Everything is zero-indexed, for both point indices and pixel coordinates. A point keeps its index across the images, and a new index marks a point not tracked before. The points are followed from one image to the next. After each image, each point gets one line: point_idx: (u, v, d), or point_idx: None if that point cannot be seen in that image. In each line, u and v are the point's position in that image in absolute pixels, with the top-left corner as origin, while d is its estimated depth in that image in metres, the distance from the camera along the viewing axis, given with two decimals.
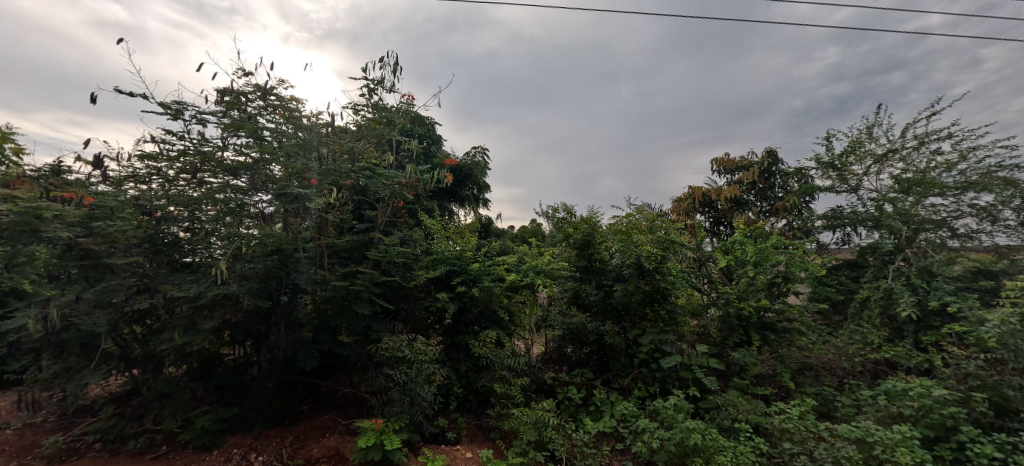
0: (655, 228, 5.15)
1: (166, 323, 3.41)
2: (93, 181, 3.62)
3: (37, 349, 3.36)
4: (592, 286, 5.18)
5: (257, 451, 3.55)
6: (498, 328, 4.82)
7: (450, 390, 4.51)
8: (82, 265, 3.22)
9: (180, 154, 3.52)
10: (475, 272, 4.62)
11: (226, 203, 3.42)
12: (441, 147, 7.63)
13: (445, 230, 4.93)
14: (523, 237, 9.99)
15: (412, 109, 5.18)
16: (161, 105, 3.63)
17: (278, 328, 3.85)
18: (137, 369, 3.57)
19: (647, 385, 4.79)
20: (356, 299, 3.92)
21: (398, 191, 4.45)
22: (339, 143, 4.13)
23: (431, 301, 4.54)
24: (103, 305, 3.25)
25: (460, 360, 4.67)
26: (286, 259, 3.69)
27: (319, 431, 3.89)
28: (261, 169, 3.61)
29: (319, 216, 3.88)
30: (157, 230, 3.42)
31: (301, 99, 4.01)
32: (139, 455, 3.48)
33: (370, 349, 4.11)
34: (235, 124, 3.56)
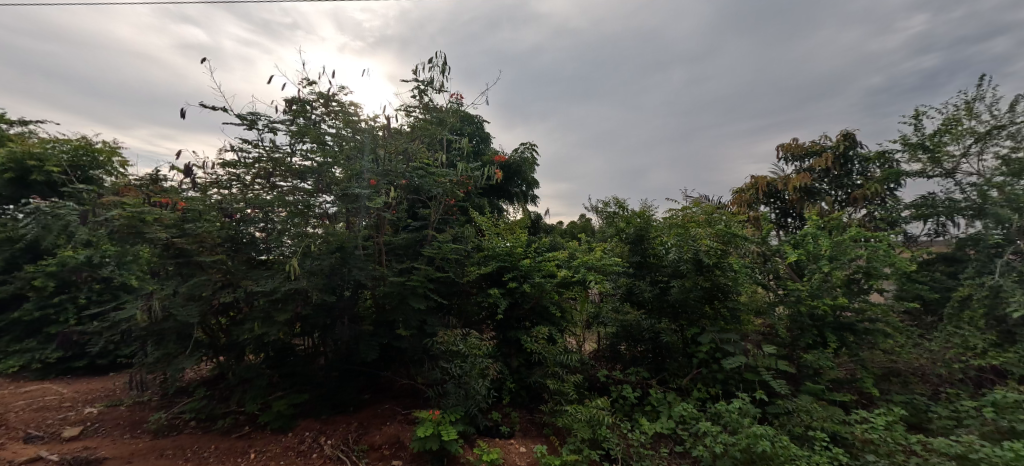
0: (714, 220, 4.90)
1: (247, 314, 3.76)
2: (183, 187, 3.98)
3: (143, 336, 3.82)
4: (647, 282, 5.02)
5: (326, 435, 3.81)
6: (550, 324, 4.81)
7: (503, 385, 4.56)
8: (178, 263, 3.61)
9: (255, 161, 3.83)
10: (526, 268, 4.63)
11: (295, 205, 3.67)
12: (489, 145, 7.71)
13: (496, 227, 4.99)
14: (572, 233, 9.87)
15: (461, 107, 5.25)
16: (238, 117, 3.96)
17: (342, 321, 4.09)
18: (223, 356, 3.95)
19: (708, 387, 4.55)
20: (412, 294, 4.06)
21: (449, 189, 4.53)
22: (395, 144, 4.29)
23: (483, 296, 4.60)
24: (195, 298, 3.63)
25: (512, 356, 4.71)
26: (347, 256, 3.84)
27: (380, 419, 4.09)
28: (326, 172, 3.84)
29: (376, 215, 4.06)
30: (237, 231, 3.73)
31: (358, 103, 4.19)
32: (226, 433, 3.86)
33: (426, 343, 4.25)
34: (301, 131, 3.81)
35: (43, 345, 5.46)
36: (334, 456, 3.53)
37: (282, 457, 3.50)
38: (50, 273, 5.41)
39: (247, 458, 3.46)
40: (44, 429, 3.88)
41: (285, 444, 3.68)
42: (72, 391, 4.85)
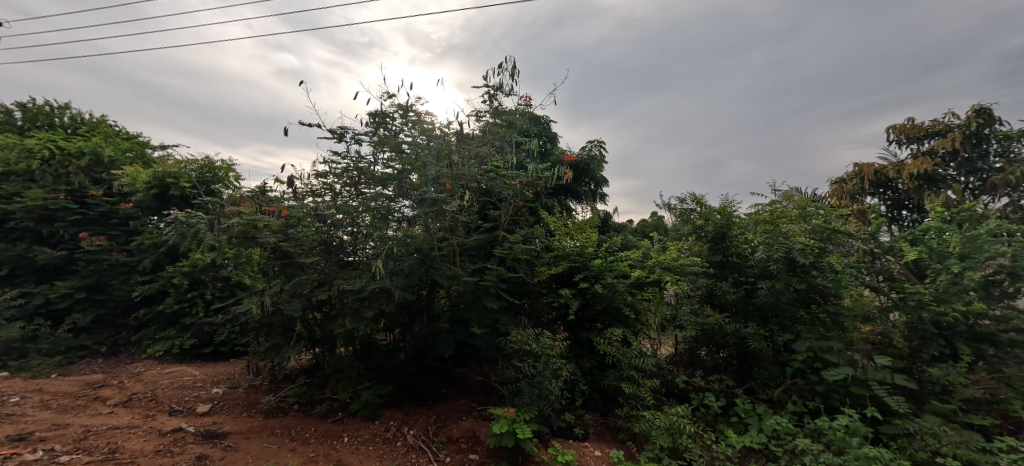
0: (809, 215, 4.43)
1: (339, 310, 4.12)
2: (285, 196, 4.46)
3: (257, 328, 4.36)
4: (729, 283, 4.68)
5: (409, 425, 4.05)
6: (623, 326, 4.68)
7: (576, 386, 4.52)
8: (283, 264, 4.06)
9: (344, 171, 4.21)
10: (598, 268, 4.59)
11: (377, 210, 3.95)
12: (556, 144, 7.68)
13: (566, 227, 4.98)
14: (644, 231, 9.48)
15: (530, 110, 5.32)
16: (330, 131, 4.36)
17: (422, 318, 4.33)
18: (319, 348, 4.37)
19: (805, 400, 4.11)
20: (486, 293, 4.20)
21: (519, 191, 4.60)
22: (467, 149, 4.46)
23: (553, 296, 4.61)
24: (297, 295, 4.06)
25: (584, 357, 4.64)
26: (425, 257, 4.07)
27: (457, 414, 4.26)
28: (404, 178, 4.09)
29: (451, 218, 4.22)
30: (330, 235, 4.10)
31: (434, 113, 4.42)
32: (323, 418, 4.26)
33: (499, 341, 4.35)
34: (381, 141, 4.12)
35: (180, 334, 6.49)
36: (417, 446, 3.74)
37: (371, 442, 3.79)
38: (185, 273, 6.39)
39: (341, 441, 3.80)
40: (183, 404, 4.59)
41: (373, 431, 3.97)
42: (202, 373, 5.68)
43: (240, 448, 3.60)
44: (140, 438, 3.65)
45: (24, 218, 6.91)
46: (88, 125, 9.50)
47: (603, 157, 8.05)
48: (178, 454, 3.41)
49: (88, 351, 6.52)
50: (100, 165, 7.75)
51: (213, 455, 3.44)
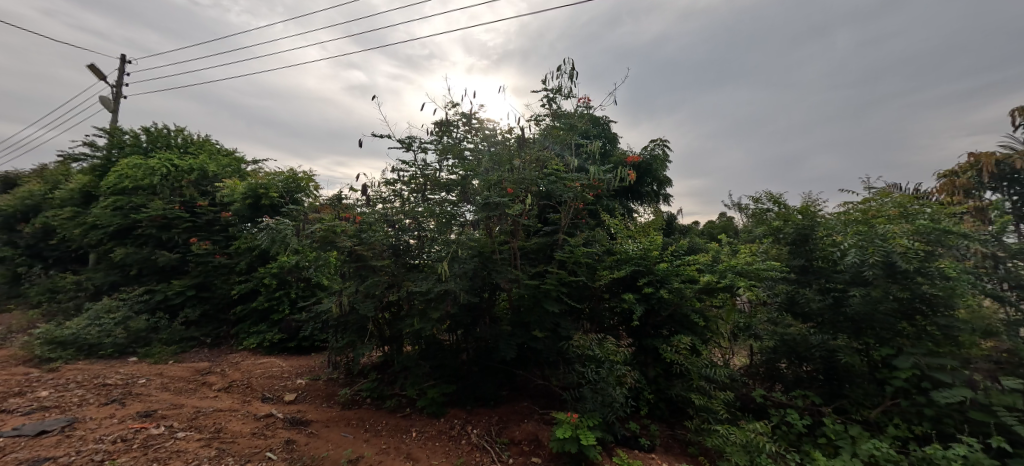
0: (912, 214, 3.93)
1: (407, 311, 4.33)
2: (358, 203, 4.76)
3: (335, 326, 4.71)
4: (814, 290, 4.26)
5: (473, 425, 4.15)
6: (692, 333, 4.44)
7: (640, 394, 4.35)
8: (356, 266, 4.34)
9: (413, 179, 4.46)
10: (664, 272, 4.40)
11: (442, 216, 4.15)
12: (617, 145, 7.53)
13: (628, 230, 4.87)
14: (711, 233, 8.96)
15: (590, 112, 5.31)
16: (399, 141, 4.61)
17: (485, 320, 4.43)
18: (389, 346, 4.62)
19: (910, 424, 3.63)
20: (546, 297, 4.19)
21: (579, 193, 4.50)
22: (528, 154, 4.50)
23: (616, 301, 4.47)
24: (370, 295, 4.32)
25: (648, 365, 4.47)
26: (486, 260, 4.16)
27: (518, 416, 4.29)
28: (468, 184, 4.23)
29: (513, 221, 4.30)
30: (398, 239, 4.31)
31: (496, 119, 4.59)
32: (393, 412, 4.50)
33: (561, 345, 4.32)
34: (446, 149, 4.30)
35: (270, 328, 7.21)
36: (480, 445, 3.82)
37: (437, 439, 3.93)
38: (274, 274, 7.11)
39: (410, 436, 3.98)
40: (273, 392, 5.09)
41: (438, 428, 4.12)
42: (288, 365, 6.26)
43: (321, 435, 3.91)
44: (239, 421, 4.09)
45: (149, 225, 8.06)
46: (196, 144, 10.90)
47: (667, 156, 7.76)
48: (271, 437, 3.78)
49: (197, 342, 7.37)
50: (206, 179, 8.90)
51: (299, 439, 3.77)
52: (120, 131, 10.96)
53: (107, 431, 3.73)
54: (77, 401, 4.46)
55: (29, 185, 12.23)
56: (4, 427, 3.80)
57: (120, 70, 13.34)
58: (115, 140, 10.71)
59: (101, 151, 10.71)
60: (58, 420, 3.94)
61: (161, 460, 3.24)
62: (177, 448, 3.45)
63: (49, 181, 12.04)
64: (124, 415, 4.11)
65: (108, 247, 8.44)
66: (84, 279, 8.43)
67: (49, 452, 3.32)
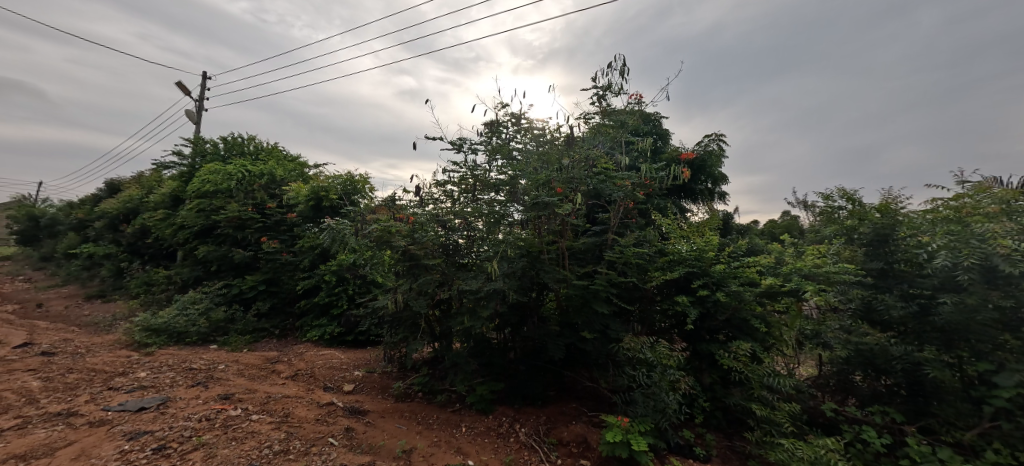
0: (1015, 211, 3.50)
1: (458, 309, 4.44)
2: (411, 204, 4.92)
3: (389, 321, 4.93)
4: (895, 296, 3.85)
5: (521, 423, 4.18)
6: (751, 339, 4.20)
7: (695, 401, 4.17)
8: (409, 265, 4.50)
9: (462, 180, 4.56)
10: (720, 275, 4.22)
11: (491, 215, 4.19)
12: (669, 142, 7.27)
13: (682, 230, 4.71)
14: (773, 234, 8.39)
15: (642, 108, 5.16)
16: (450, 142, 4.72)
17: (533, 319, 4.45)
18: (439, 342, 4.76)
19: (1014, 451, 3.16)
20: (595, 298, 4.12)
21: (630, 192, 4.38)
22: (576, 153, 4.45)
23: (668, 304, 4.31)
24: (423, 293, 4.48)
25: (703, 371, 4.27)
26: (535, 260, 4.18)
27: (567, 417, 4.30)
28: (516, 184, 4.25)
29: (562, 221, 4.28)
30: (448, 239, 4.43)
31: (545, 118, 4.62)
32: (443, 407, 4.64)
33: (610, 347, 4.26)
34: (496, 149, 4.37)
35: (330, 322, 7.68)
36: (529, 444, 3.84)
37: (486, 435, 4.00)
38: (333, 271, 7.57)
39: (460, 430, 4.08)
40: (334, 382, 5.42)
41: (487, 424, 4.19)
42: (346, 357, 6.64)
43: (377, 425, 4.12)
44: (305, 407, 4.41)
45: (227, 226, 8.87)
46: (265, 151, 11.85)
47: (723, 151, 7.38)
48: (333, 424, 4.04)
49: (267, 332, 7.98)
50: (274, 183, 9.67)
51: (357, 428, 3.99)
52: (201, 141, 12.15)
53: (194, 410, 4.15)
54: (169, 382, 5.01)
55: (130, 191, 13.86)
56: (112, 402, 4.35)
57: (202, 86, 14.80)
58: (197, 149, 11.88)
59: (187, 159, 11.93)
60: (154, 398, 4.45)
61: (239, 439, 3.56)
62: (252, 429, 3.77)
63: (145, 187, 13.59)
64: (207, 397, 4.57)
65: (193, 245, 9.38)
66: (173, 274, 9.44)
67: (148, 426, 3.75)
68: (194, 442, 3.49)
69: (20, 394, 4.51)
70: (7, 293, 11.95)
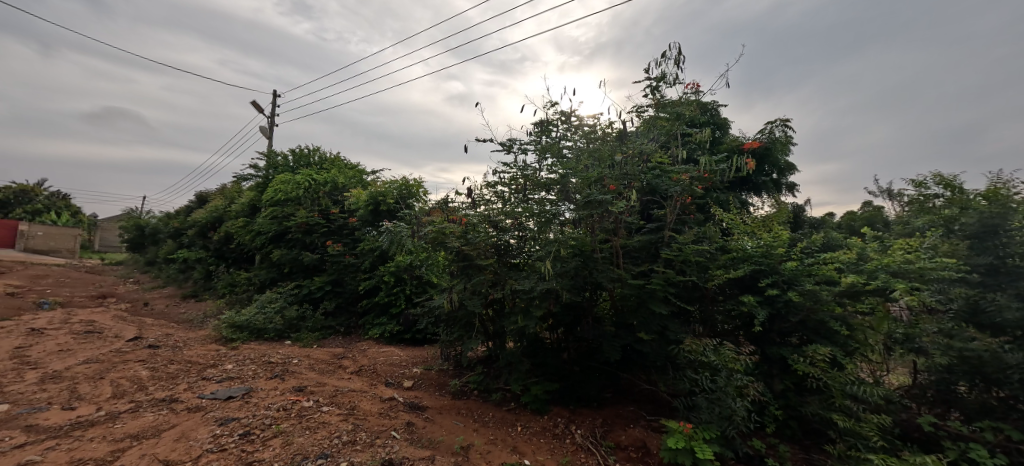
0: None
1: (511, 309, 4.46)
2: (463, 206, 5.01)
3: (445, 320, 5.06)
4: (1008, 296, 3.32)
5: (577, 424, 4.13)
6: (831, 343, 3.83)
7: (765, 409, 3.89)
8: (463, 265, 4.59)
9: (513, 180, 4.58)
10: (792, 273, 3.91)
11: (543, 215, 4.15)
12: (728, 131, 6.84)
13: (746, 225, 4.45)
14: (853, 227, 7.61)
15: (699, 97, 4.91)
16: (500, 143, 4.75)
17: (587, 320, 4.39)
18: (493, 342, 4.81)
19: None
20: (652, 298, 3.97)
21: (687, 186, 4.17)
22: (629, 148, 4.32)
23: (732, 304, 4.06)
24: (477, 293, 4.55)
25: (774, 377, 3.96)
26: (587, 259, 4.11)
27: (624, 420, 4.21)
28: (567, 183, 4.19)
29: (616, 218, 4.17)
30: (500, 239, 4.48)
31: (596, 115, 4.63)
32: (498, 406, 4.69)
33: (669, 349, 4.10)
34: (546, 148, 4.34)
35: (389, 321, 8.05)
36: (585, 446, 3.78)
37: (542, 436, 3.99)
38: (392, 272, 7.93)
39: (516, 429, 4.11)
40: (394, 378, 5.68)
41: (542, 424, 4.18)
42: (405, 355, 6.93)
43: (436, 420, 4.25)
44: (370, 401, 4.66)
45: (297, 231, 9.61)
46: (328, 161, 12.69)
47: (790, 138, 6.82)
48: (394, 418, 4.23)
49: (333, 330, 8.51)
50: (337, 190, 10.33)
51: (417, 423, 4.14)
52: (273, 154, 13.25)
53: (273, 400, 4.53)
54: (251, 374, 5.51)
55: (215, 202, 15.44)
56: (206, 390, 4.87)
57: (273, 103, 16.15)
58: (271, 162, 12.97)
59: (262, 171, 13.07)
60: (240, 388, 4.92)
61: (312, 428, 3.84)
62: (323, 419, 4.05)
63: (228, 198, 15.07)
64: (284, 388, 4.96)
65: (268, 249, 10.25)
66: (253, 275, 10.37)
67: (235, 413, 4.16)
68: (274, 429, 3.81)
69: (133, 381, 5.18)
70: (122, 293, 13.80)
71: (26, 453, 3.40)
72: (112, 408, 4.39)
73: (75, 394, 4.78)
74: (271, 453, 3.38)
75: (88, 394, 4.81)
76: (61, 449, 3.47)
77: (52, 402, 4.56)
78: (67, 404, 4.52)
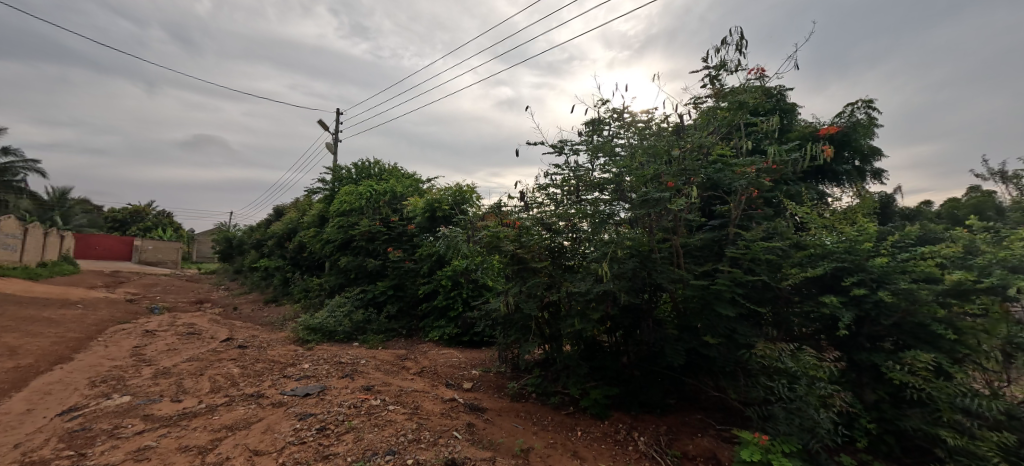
0: None
1: (567, 312, 4.41)
2: (515, 209, 5.04)
3: (501, 323, 5.12)
4: None
5: (639, 431, 3.99)
6: (933, 349, 3.37)
7: (854, 422, 3.51)
8: (518, 268, 4.63)
9: (565, 182, 4.54)
10: (882, 270, 3.50)
11: (597, 215, 4.07)
12: (799, 117, 6.29)
13: (824, 219, 4.07)
14: (956, 218, 6.68)
15: (764, 83, 4.58)
16: (551, 145, 4.73)
17: (647, 322, 4.24)
18: (549, 345, 4.79)
19: None
20: (718, 299, 3.73)
21: (754, 179, 3.89)
22: (687, 141, 4.11)
23: (811, 305, 3.72)
24: (532, 296, 4.55)
25: (864, 386, 3.57)
26: (645, 259, 3.97)
27: (690, 429, 4.01)
28: (622, 182, 4.08)
29: (675, 216, 3.99)
30: (554, 241, 4.46)
31: (650, 110, 4.48)
32: (557, 409, 4.65)
33: (739, 354, 3.84)
34: (598, 147, 4.26)
35: (448, 323, 8.30)
36: (649, 454, 3.65)
37: (603, 442, 3.89)
38: (449, 276, 8.19)
39: (576, 434, 4.05)
40: (454, 379, 5.84)
41: (603, 430, 4.08)
42: (463, 357, 7.10)
43: (496, 422, 4.30)
44: (432, 401, 4.82)
45: (361, 239, 10.23)
46: (387, 171, 13.39)
47: (875, 120, 6.13)
48: (456, 418, 4.34)
49: (396, 332, 8.92)
50: (396, 199, 10.88)
51: (478, 424, 4.22)
52: (339, 168, 14.22)
53: (344, 398, 4.85)
54: (325, 373, 5.93)
55: (290, 214, 16.86)
56: (287, 387, 5.32)
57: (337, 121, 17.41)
58: (336, 175, 13.94)
59: (329, 184, 14.07)
60: (315, 386, 5.31)
61: (379, 425, 4.05)
62: (389, 418, 4.25)
63: (301, 210, 16.38)
64: (353, 387, 5.29)
65: (336, 256, 11.01)
66: (323, 281, 11.18)
67: (312, 409, 4.49)
68: (346, 425, 4.06)
69: (226, 377, 5.79)
70: (216, 299, 15.45)
71: (145, 439, 3.92)
72: (210, 401, 4.92)
73: (181, 389, 5.43)
74: (344, 448, 3.61)
75: (191, 388, 5.44)
76: (172, 437, 3.95)
77: (163, 395, 5.21)
78: (175, 397, 5.14)
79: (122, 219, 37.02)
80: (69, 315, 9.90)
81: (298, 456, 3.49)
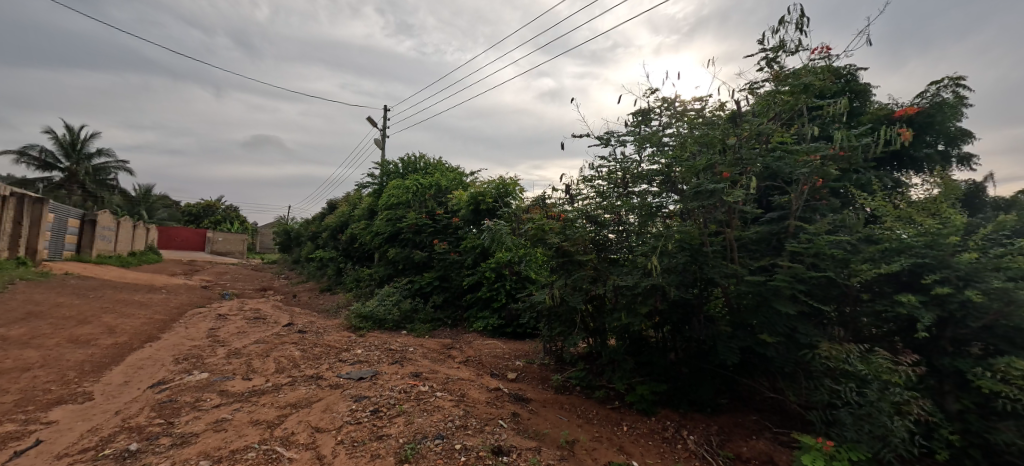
0: None
1: (614, 305, 4.35)
2: (561, 202, 5.01)
3: (545, 315, 5.14)
4: None
5: (689, 430, 3.88)
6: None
7: (934, 432, 3.21)
8: (562, 261, 4.60)
9: (612, 174, 4.45)
10: (969, 267, 3.16)
11: (645, 207, 3.95)
12: (871, 99, 5.74)
13: (900, 211, 3.71)
14: None
15: (830, 63, 4.21)
16: (597, 137, 4.63)
17: (698, 318, 4.10)
18: (595, 338, 4.76)
19: None
20: (777, 296, 3.53)
21: (819, 168, 3.61)
22: (744, 130, 3.88)
23: (884, 304, 3.42)
24: (578, 289, 4.51)
25: (946, 394, 3.25)
26: (696, 253, 3.81)
27: (745, 430, 3.84)
28: (671, 173, 3.94)
29: (729, 208, 3.80)
30: (599, 235, 4.40)
31: (703, 98, 4.28)
32: (603, 403, 4.61)
33: (800, 354, 3.62)
34: (646, 138, 4.13)
35: (491, 314, 8.44)
36: (699, 453, 3.55)
37: (650, 438, 3.83)
38: (493, 268, 8.31)
39: (621, 429, 4.01)
40: (498, 370, 5.95)
41: (650, 426, 4.01)
42: (507, 348, 7.20)
43: (540, 413, 4.34)
44: (477, 390, 4.94)
45: (409, 231, 10.62)
46: (432, 166, 13.74)
47: (963, 98, 5.48)
48: (501, 407, 4.43)
49: (442, 322, 9.19)
50: (441, 193, 11.19)
51: (522, 414, 4.28)
52: (386, 163, 14.76)
53: (394, 383, 5.08)
54: (377, 359, 6.24)
55: (342, 208, 17.76)
56: (342, 370, 5.66)
57: None
58: (384, 170, 14.50)
59: (378, 179, 14.66)
60: (368, 371, 5.61)
61: (428, 411, 4.21)
62: (437, 404, 4.41)
63: (352, 204, 17.21)
64: (403, 373, 5.53)
65: (385, 248, 11.49)
66: (374, 272, 11.72)
67: (366, 392, 4.75)
68: (398, 408, 4.26)
69: (289, 359, 6.25)
70: (278, 287, 16.62)
71: (221, 412, 4.33)
72: (276, 380, 5.34)
73: (250, 368, 5.93)
74: (396, 429, 3.80)
75: (259, 368, 5.94)
76: (244, 411, 4.34)
77: (235, 373, 5.72)
78: (245, 375, 5.63)
79: (196, 214, 40.58)
80: (155, 299, 11.05)
81: (354, 435, 3.71)
